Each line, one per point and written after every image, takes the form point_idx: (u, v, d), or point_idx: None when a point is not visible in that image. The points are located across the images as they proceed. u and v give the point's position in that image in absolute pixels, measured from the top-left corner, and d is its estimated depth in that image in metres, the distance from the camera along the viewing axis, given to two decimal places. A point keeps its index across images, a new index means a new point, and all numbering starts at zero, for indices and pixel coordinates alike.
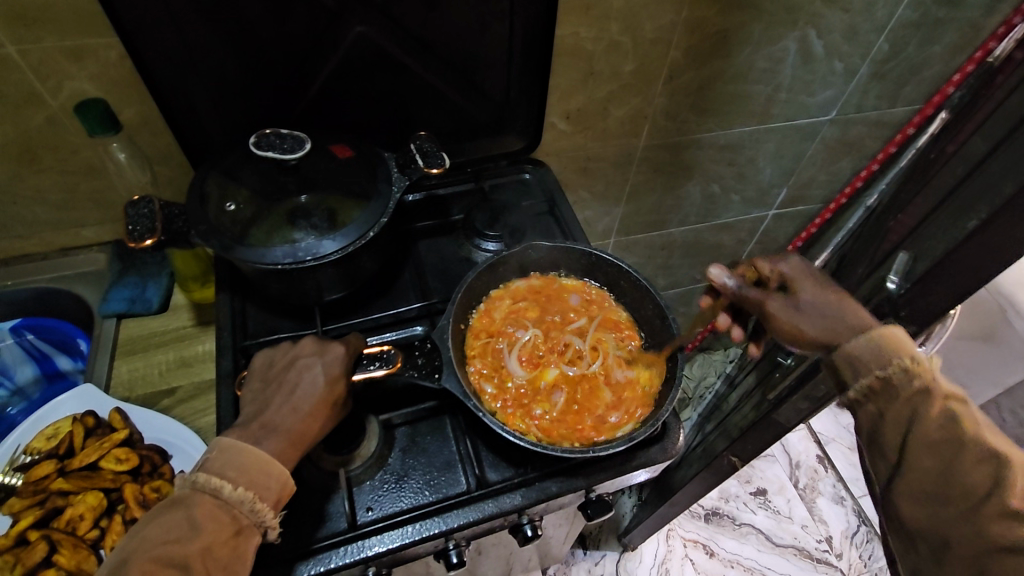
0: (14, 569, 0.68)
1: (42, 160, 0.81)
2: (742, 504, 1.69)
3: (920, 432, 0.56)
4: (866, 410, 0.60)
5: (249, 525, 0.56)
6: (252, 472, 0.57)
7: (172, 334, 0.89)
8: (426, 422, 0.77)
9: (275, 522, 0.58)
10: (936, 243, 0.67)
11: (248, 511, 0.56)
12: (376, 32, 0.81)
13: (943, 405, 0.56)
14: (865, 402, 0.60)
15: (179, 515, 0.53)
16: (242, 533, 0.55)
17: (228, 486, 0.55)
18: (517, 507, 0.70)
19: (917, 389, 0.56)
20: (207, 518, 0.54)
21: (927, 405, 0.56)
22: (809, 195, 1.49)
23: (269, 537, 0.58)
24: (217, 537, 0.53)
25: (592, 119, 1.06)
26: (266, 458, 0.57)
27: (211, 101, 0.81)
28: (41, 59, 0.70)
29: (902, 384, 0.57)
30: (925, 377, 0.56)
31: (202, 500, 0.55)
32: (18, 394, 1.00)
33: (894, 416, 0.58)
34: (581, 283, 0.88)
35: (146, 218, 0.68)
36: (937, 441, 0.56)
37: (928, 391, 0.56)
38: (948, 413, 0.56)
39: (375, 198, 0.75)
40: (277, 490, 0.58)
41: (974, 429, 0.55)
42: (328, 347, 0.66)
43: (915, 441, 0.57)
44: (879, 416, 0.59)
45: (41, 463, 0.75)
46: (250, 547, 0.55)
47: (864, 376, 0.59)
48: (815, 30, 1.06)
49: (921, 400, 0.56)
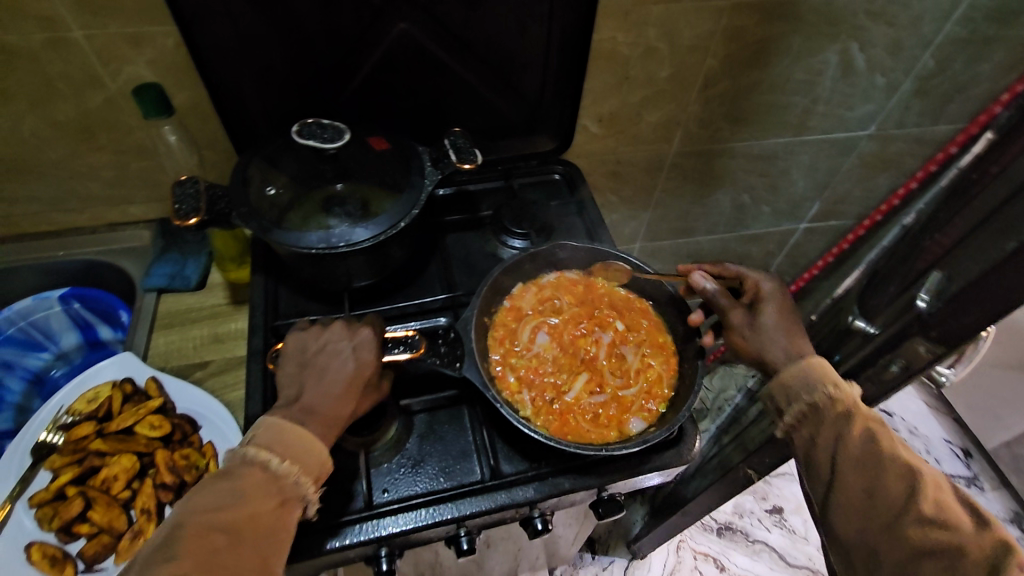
0: (52, 521, 0.72)
1: (99, 139, 0.85)
2: (756, 520, 1.67)
3: (843, 451, 0.63)
4: (800, 435, 0.68)
5: (292, 497, 0.58)
6: (296, 447, 0.59)
7: (208, 311, 0.93)
8: (445, 411, 0.78)
9: (315, 497, 0.60)
10: (966, 263, 0.67)
11: (293, 484, 0.58)
12: (419, 30, 0.83)
13: (864, 424, 0.64)
14: (797, 428, 0.68)
15: (227, 484, 0.56)
16: (285, 505, 0.58)
17: (275, 458, 0.58)
18: (529, 500, 0.71)
19: (841, 410, 0.65)
20: (255, 488, 0.56)
21: (848, 426, 0.64)
22: (844, 210, 1.46)
23: (308, 511, 0.61)
24: (265, 507, 0.56)
25: (625, 123, 1.07)
26: (308, 436, 0.60)
27: (258, 91, 0.84)
28: (105, 44, 0.75)
29: (827, 408, 0.66)
30: (847, 403, 0.65)
31: (249, 471, 0.57)
32: (61, 358, 1.05)
33: (824, 439, 0.65)
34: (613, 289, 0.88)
35: (191, 198, 0.71)
36: (861, 458, 0.62)
37: (849, 412, 0.65)
38: (866, 431, 0.63)
39: (407, 189, 0.77)
40: (319, 466, 0.60)
41: (890, 446, 0.62)
42: (357, 331, 0.69)
43: (843, 463, 0.63)
44: (812, 438, 0.66)
45: (81, 424, 0.78)
46: (292, 519, 0.58)
47: (795, 402, 0.68)
48: (857, 43, 1.05)
49: (844, 422, 0.64)
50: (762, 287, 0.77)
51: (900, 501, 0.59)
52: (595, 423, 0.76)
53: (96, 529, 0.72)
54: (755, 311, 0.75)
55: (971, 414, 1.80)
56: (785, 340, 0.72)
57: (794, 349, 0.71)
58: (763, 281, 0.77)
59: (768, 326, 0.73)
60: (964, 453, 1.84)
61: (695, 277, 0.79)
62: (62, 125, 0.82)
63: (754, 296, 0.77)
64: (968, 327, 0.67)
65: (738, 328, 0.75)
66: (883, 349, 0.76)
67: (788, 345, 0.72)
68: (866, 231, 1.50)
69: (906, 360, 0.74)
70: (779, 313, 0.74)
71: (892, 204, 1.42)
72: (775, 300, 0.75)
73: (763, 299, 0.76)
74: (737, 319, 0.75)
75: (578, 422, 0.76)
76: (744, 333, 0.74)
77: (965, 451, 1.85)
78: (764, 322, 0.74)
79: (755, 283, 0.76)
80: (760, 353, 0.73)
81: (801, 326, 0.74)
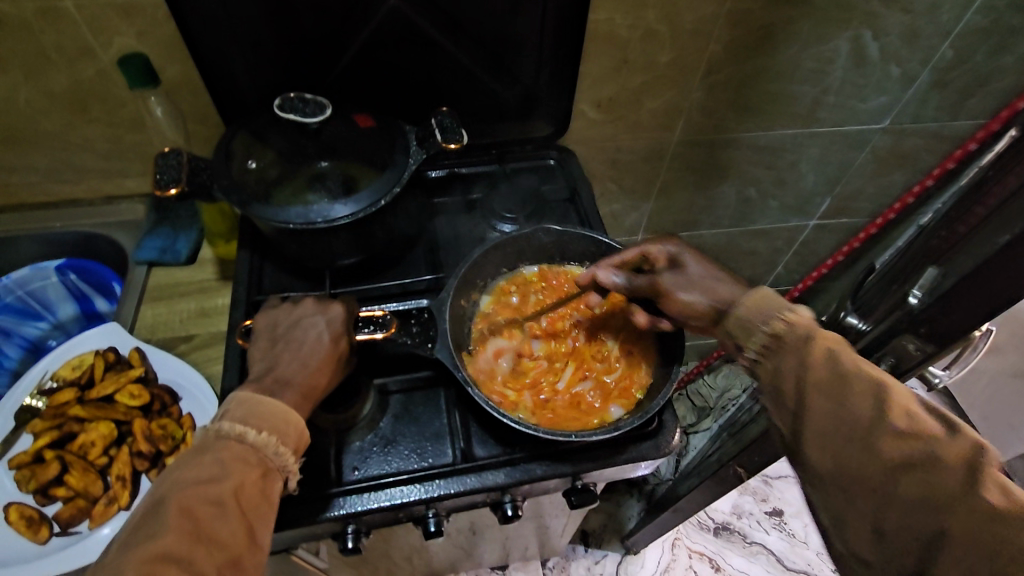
0: (29, 482, 0.74)
1: (93, 111, 0.86)
2: (755, 522, 1.64)
3: (806, 375, 0.55)
4: (765, 369, 0.59)
5: (273, 469, 0.58)
6: (273, 419, 0.59)
7: (196, 286, 0.94)
8: (421, 392, 0.78)
9: (296, 468, 0.60)
10: (962, 258, 0.64)
11: (273, 454, 0.58)
12: (409, 6, 0.82)
13: (826, 345, 0.55)
14: (759, 359, 0.59)
15: (207, 458, 0.55)
16: (268, 475, 0.57)
17: (252, 431, 0.57)
18: (499, 485, 0.70)
19: (804, 336, 0.56)
20: (235, 461, 0.55)
21: (812, 350, 0.55)
22: (856, 207, 1.41)
23: (289, 484, 0.60)
24: (247, 479, 0.55)
25: (624, 109, 1.04)
26: (285, 407, 0.60)
27: (247, 65, 0.84)
28: (96, 14, 0.75)
29: (786, 335, 0.57)
30: (806, 326, 0.57)
31: (228, 445, 0.56)
32: (58, 328, 1.08)
33: (789, 368, 0.56)
34: None
35: (173, 168, 0.71)
36: (825, 379, 0.54)
37: (811, 335, 0.56)
38: (830, 350, 0.54)
39: (391, 168, 0.76)
40: (297, 437, 0.60)
41: (857, 362, 0.53)
42: (329, 306, 0.69)
43: (809, 388, 0.54)
44: (777, 369, 0.58)
45: (63, 390, 0.80)
46: (274, 490, 0.58)
47: (754, 332, 0.60)
48: (870, 30, 1.01)
49: (807, 346, 0.55)
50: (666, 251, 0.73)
51: (870, 420, 0.51)
52: (582, 412, 0.76)
53: (72, 493, 0.74)
54: (678, 273, 0.72)
55: (985, 424, 1.73)
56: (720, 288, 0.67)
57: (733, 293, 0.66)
58: (665, 245, 0.74)
59: (697, 282, 0.70)
60: None
61: (602, 275, 0.77)
62: (55, 96, 0.83)
63: (668, 261, 0.73)
64: None
65: (671, 292, 0.71)
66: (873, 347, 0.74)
67: (726, 290, 0.67)
68: (879, 230, 1.45)
69: (896, 358, 0.73)
70: (699, 265, 0.71)
71: (905, 202, 1.36)
72: (691, 255, 0.72)
73: (678, 260, 0.72)
74: (666, 287, 0.71)
75: (562, 414, 0.75)
76: (680, 294, 0.70)
77: None
78: (691, 276, 0.70)
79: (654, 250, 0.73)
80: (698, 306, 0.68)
81: (727, 267, 0.71)
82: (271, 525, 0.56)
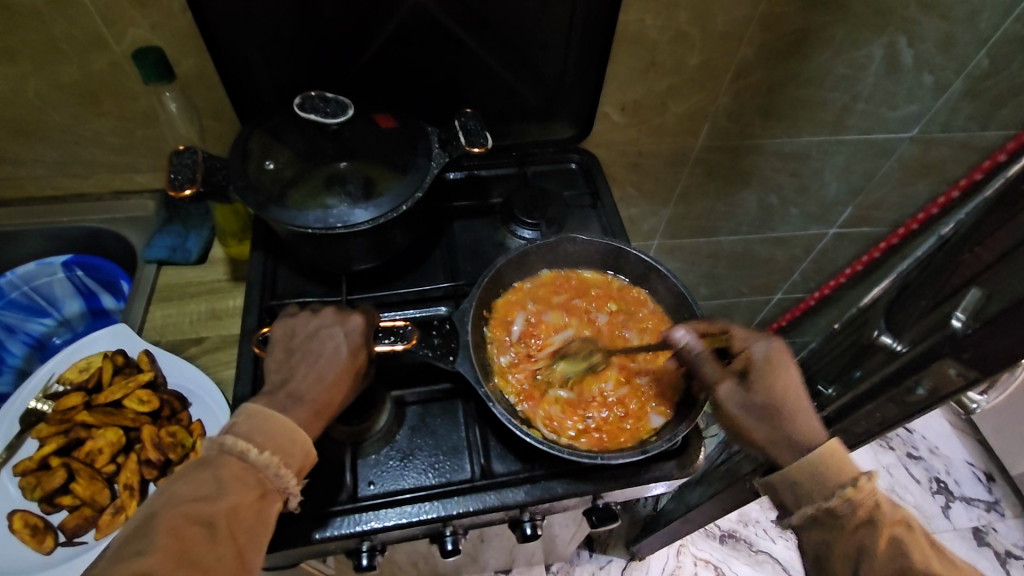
0: (34, 490, 0.72)
1: (104, 104, 0.83)
2: (761, 530, 1.62)
3: (868, 565, 0.61)
4: (812, 535, 0.65)
5: (273, 489, 0.56)
6: (278, 437, 0.57)
7: (207, 286, 0.91)
8: (438, 403, 0.75)
9: (297, 489, 0.58)
10: (1012, 282, 0.61)
11: (274, 475, 0.56)
12: (434, 3, 0.79)
13: (889, 535, 0.61)
14: (809, 527, 0.65)
15: (205, 474, 0.53)
16: (266, 497, 0.55)
17: (254, 449, 0.55)
18: (519, 504, 0.68)
19: (863, 520, 0.62)
20: (233, 480, 0.53)
21: (872, 539, 0.61)
22: (878, 217, 1.38)
23: (290, 504, 0.58)
24: (243, 499, 0.53)
25: (649, 113, 1.02)
26: (292, 426, 0.58)
27: (265, 61, 0.81)
28: (109, 4, 0.72)
29: (846, 515, 0.62)
30: (867, 506, 0.62)
31: (228, 461, 0.54)
32: (64, 324, 1.06)
33: (843, 550, 0.63)
34: (604, 276, 0.84)
35: (188, 168, 0.68)
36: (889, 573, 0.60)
37: (873, 520, 0.62)
38: (892, 540, 0.61)
39: (412, 170, 0.73)
40: (301, 457, 0.58)
41: (919, 556, 0.60)
42: (349, 316, 0.66)
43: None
44: (824, 544, 0.64)
45: (70, 394, 0.77)
46: (272, 511, 0.55)
47: (808, 502, 0.64)
48: (906, 37, 0.97)
49: (867, 533, 0.61)
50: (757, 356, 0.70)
51: None
52: (617, 417, 0.74)
53: (79, 501, 0.72)
54: (749, 389, 0.69)
55: (996, 437, 1.72)
56: (779, 420, 0.67)
57: (788, 432, 0.67)
58: (756, 345, 0.71)
59: (761, 407, 0.68)
60: (987, 477, 1.75)
61: (676, 335, 0.72)
62: (66, 88, 0.80)
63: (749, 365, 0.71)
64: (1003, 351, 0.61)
65: (727, 403, 0.69)
66: (905, 372, 0.70)
67: (787, 432, 0.66)
68: (900, 240, 1.42)
69: (933, 382, 0.68)
70: (772, 389, 0.68)
71: (929, 213, 1.33)
72: (772, 370, 0.70)
73: (757, 372, 0.70)
74: (729, 397, 0.69)
75: (595, 420, 0.73)
76: (735, 412, 0.68)
77: (988, 475, 1.75)
78: (757, 397, 0.68)
79: (749, 350, 0.70)
80: (753, 434, 0.67)
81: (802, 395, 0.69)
82: (264, 548, 0.54)
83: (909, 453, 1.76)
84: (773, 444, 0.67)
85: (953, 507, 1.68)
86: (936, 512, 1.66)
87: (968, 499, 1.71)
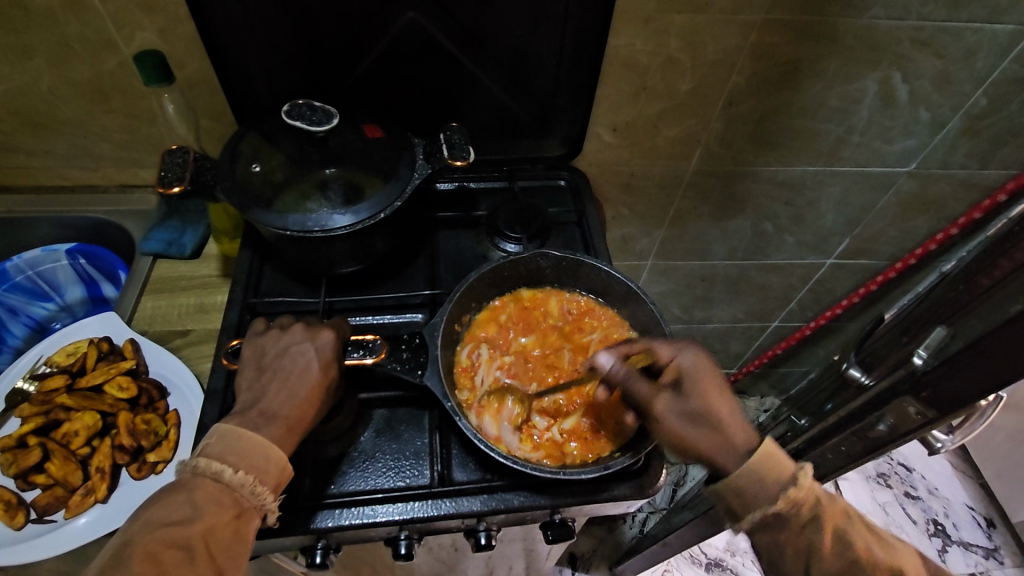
0: (12, 466, 0.78)
1: (111, 102, 0.87)
2: (748, 561, 1.57)
3: (818, 561, 0.64)
4: (760, 538, 0.66)
5: (250, 507, 0.57)
6: (251, 456, 0.58)
7: (198, 281, 0.94)
8: (404, 410, 0.77)
9: (275, 506, 0.59)
10: (974, 322, 0.62)
11: (249, 494, 0.57)
12: (427, 19, 0.82)
13: (833, 526, 0.64)
14: (760, 531, 0.65)
15: (181, 497, 0.55)
16: (243, 515, 0.56)
17: (229, 469, 0.57)
18: (474, 513, 0.69)
19: (810, 517, 0.63)
20: (208, 500, 0.55)
21: (820, 535, 0.63)
22: (876, 249, 1.37)
23: (269, 520, 0.59)
24: (218, 520, 0.54)
25: (641, 135, 1.03)
26: (266, 444, 0.59)
27: (264, 67, 0.84)
28: (119, 9, 0.76)
29: (793, 517, 0.63)
30: (809, 505, 0.63)
31: (203, 483, 0.56)
32: (65, 310, 1.10)
33: (792, 547, 0.64)
34: (570, 293, 0.86)
35: (178, 166, 0.71)
36: (837, 567, 0.64)
37: (818, 516, 0.63)
38: (837, 536, 0.64)
39: (396, 179, 0.75)
40: (276, 474, 0.59)
41: (861, 545, 0.64)
42: (319, 333, 0.68)
43: (820, 570, 0.64)
44: (776, 543, 0.65)
45: (55, 376, 0.84)
46: (249, 529, 0.57)
47: (756, 509, 0.63)
48: (900, 73, 0.98)
49: (815, 529, 0.63)
50: (681, 365, 0.68)
51: None
52: (589, 427, 0.75)
53: (52, 480, 0.78)
54: (680, 399, 0.66)
55: (998, 481, 1.64)
56: (712, 427, 0.65)
57: (725, 438, 0.64)
58: (678, 356, 0.68)
59: (696, 413, 0.65)
60: (987, 523, 1.68)
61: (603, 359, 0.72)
62: (76, 85, 0.84)
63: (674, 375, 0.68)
64: (964, 393, 0.63)
65: (666, 412, 0.66)
66: (871, 406, 0.72)
67: (720, 435, 0.64)
68: (899, 274, 1.40)
69: (894, 418, 0.71)
70: (705, 394, 0.66)
71: (928, 248, 1.32)
72: (698, 378, 0.67)
73: (685, 380, 0.67)
74: (664, 415, 0.65)
75: (554, 431, 0.74)
76: (673, 421, 0.65)
77: (989, 521, 1.68)
78: (693, 402, 0.66)
79: (673, 360, 0.68)
80: (696, 446, 0.64)
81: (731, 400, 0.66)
82: (243, 565, 0.56)
83: (907, 492, 1.70)
84: (713, 452, 0.64)
85: (950, 552, 1.60)
86: (931, 556, 1.59)
87: (965, 543, 1.64)
